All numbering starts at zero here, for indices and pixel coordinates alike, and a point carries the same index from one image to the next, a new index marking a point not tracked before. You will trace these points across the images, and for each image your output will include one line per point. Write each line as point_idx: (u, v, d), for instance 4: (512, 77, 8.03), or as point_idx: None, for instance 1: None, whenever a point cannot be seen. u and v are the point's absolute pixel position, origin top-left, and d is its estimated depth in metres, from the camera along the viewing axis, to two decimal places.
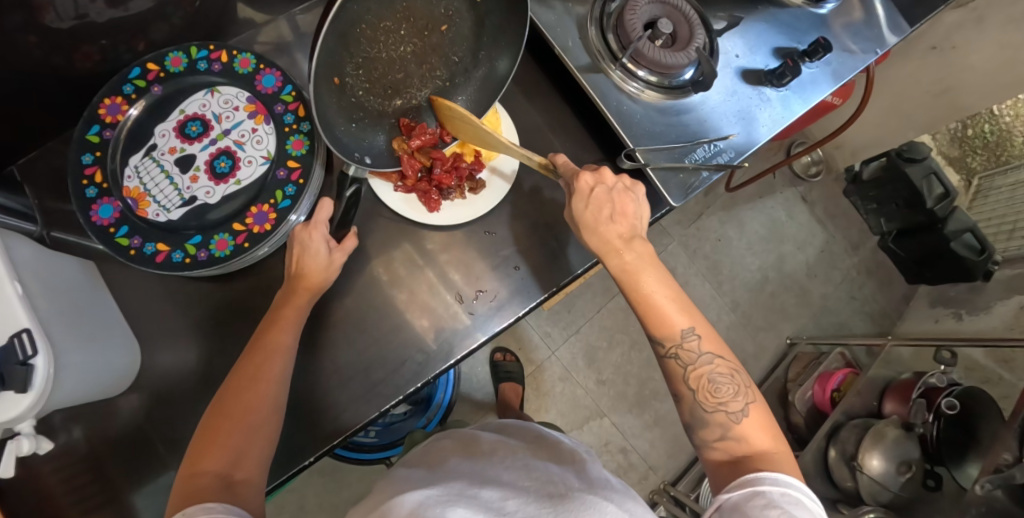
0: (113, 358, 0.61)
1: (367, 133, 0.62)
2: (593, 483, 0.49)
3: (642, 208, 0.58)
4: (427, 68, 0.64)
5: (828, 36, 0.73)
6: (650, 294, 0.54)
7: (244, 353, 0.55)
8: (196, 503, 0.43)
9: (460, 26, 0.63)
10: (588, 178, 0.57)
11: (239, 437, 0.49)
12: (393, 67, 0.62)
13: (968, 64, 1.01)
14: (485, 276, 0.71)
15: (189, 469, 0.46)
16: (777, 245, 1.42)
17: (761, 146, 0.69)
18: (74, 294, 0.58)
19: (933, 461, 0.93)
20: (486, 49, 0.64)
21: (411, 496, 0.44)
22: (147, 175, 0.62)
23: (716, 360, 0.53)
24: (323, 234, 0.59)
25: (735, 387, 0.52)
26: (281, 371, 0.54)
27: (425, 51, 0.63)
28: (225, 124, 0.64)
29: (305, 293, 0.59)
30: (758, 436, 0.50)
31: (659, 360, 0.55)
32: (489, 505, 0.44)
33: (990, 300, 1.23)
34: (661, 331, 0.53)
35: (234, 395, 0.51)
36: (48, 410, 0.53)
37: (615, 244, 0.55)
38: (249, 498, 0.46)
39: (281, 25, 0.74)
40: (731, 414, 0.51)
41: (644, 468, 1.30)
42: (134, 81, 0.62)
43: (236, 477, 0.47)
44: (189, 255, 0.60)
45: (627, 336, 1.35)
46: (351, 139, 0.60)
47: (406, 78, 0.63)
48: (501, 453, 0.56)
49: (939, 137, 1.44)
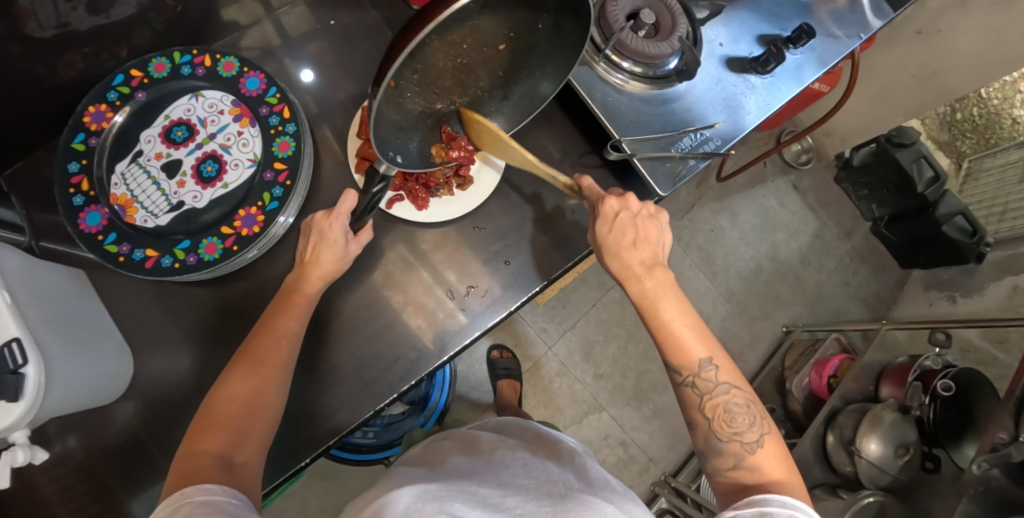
0: (106, 367, 0.61)
1: (407, 131, 0.56)
2: (593, 485, 0.49)
3: (664, 236, 0.58)
4: (472, 79, 0.56)
5: (812, 22, 0.73)
6: (669, 322, 0.55)
7: (254, 332, 0.57)
8: (194, 483, 0.45)
9: (516, 47, 0.55)
10: (614, 202, 0.57)
11: (240, 421, 0.51)
12: (444, 76, 0.53)
13: (955, 47, 1.02)
14: (477, 272, 0.71)
15: (189, 449, 0.49)
16: (770, 234, 1.42)
17: (748, 134, 0.70)
18: (64, 303, 0.58)
19: (931, 443, 0.94)
20: (531, 70, 0.57)
21: (408, 491, 0.44)
22: (133, 182, 0.62)
23: (732, 390, 0.54)
24: (344, 224, 0.60)
25: (750, 418, 0.53)
26: (286, 358, 0.56)
27: (477, 64, 0.54)
28: (210, 129, 0.64)
29: (318, 282, 0.60)
30: (772, 466, 0.51)
31: (675, 387, 0.56)
32: (487, 501, 0.44)
33: (983, 282, 1.24)
34: (678, 360, 0.55)
35: (240, 381, 0.53)
36: (41, 420, 0.53)
37: (636, 270, 0.56)
38: (249, 481, 0.49)
39: (265, 27, 0.74)
40: (746, 444, 0.52)
41: (644, 460, 1.30)
42: (118, 88, 0.62)
43: (237, 459, 0.49)
44: (178, 260, 0.60)
45: (624, 329, 1.35)
46: (388, 138, 0.54)
47: (451, 87, 0.55)
48: (500, 451, 0.56)
49: (928, 121, 1.45)
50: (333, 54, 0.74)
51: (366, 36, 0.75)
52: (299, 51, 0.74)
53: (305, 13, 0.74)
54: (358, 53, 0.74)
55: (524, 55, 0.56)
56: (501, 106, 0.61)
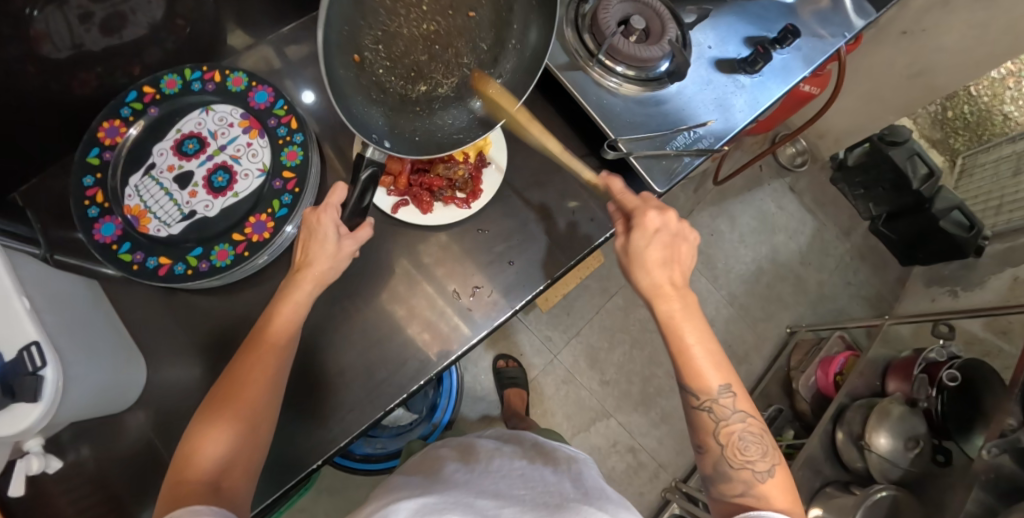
0: (119, 374, 0.62)
1: (396, 119, 0.61)
2: (588, 493, 0.50)
3: (691, 259, 0.60)
4: (453, 53, 0.63)
5: (797, 23, 0.76)
6: (693, 346, 0.56)
7: (247, 343, 0.55)
8: (182, 508, 0.43)
9: (486, 12, 0.63)
10: (654, 217, 0.58)
11: (229, 444, 0.50)
12: (415, 47, 0.62)
13: (941, 45, 1.05)
14: (480, 273, 0.73)
15: (176, 477, 0.47)
16: (769, 236, 1.43)
17: (740, 131, 0.72)
18: (79, 308, 0.60)
19: (941, 436, 0.92)
20: (515, 34, 0.63)
21: (405, 505, 0.45)
22: (147, 193, 0.64)
23: (747, 419, 0.55)
24: (333, 218, 0.57)
25: (762, 448, 0.54)
26: (274, 373, 0.54)
27: (450, 33, 0.63)
28: (221, 140, 0.66)
29: (311, 285, 0.57)
30: (780, 497, 0.52)
31: (691, 411, 0.56)
32: (485, 512, 0.45)
33: (984, 274, 1.23)
34: (700, 384, 0.55)
35: (240, 404, 0.51)
36: (55, 428, 0.54)
37: (665, 289, 0.57)
38: (237, 506, 0.48)
39: (269, 45, 0.77)
40: (756, 473, 0.53)
41: (654, 466, 1.29)
42: (131, 105, 0.65)
43: (224, 485, 0.48)
44: (191, 266, 0.62)
45: (629, 334, 1.35)
46: (372, 122, 0.59)
47: (430, 62, 0.63)
48: (497, 461, 0.56)
49: (920, 120, 1.49)
50: None
51: None
52: (303, 67, 0.77)
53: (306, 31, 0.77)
54: None
55: (505, 19, 0.63)
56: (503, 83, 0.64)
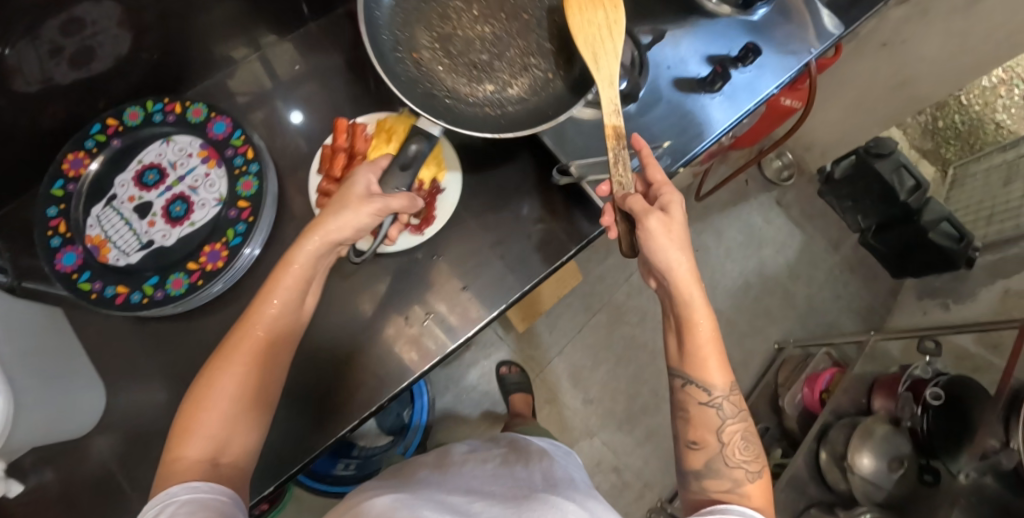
0: (73, 402, 0.62)
1: (459, 113, 0.61)
2: (555, 485, 0.50)
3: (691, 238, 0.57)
4: (518, 52, 0.63)
5: (759, 41, 0.73)
6: (711, 334, 0.53)
7: (246, 320, 0.54)
8: (177, 482, 0.45)
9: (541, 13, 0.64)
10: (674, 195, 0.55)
11: (225, 423, 0.49)
12: (474, 48, 0.63)
13: (918, 55, 1.02)
14: (437, 296, 0.73)
15: (175, 451, 0.48)
16: (756, 250, 1.42)
17: (700, 150, 0.73)
18: (34, 337, 0.61)
19: (928, 456, 0.89)
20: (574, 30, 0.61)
21: (383, 496, 0.45)
22: (107, 223, 0.65)
23: (746, 419, 0.54)
24: (367, 178, 0.58)
25: (755, 450, 0.54)
26: (277, 354, 0.54)
27: (510, 33, 0.63)
28: (180, 171, 0.68)
29: (316, 244, 0.56)
30: (760, 497, 0.52)
31: (694, 402, 0.54)
32: (457, 505, 0.45)
33: (975, 287, 1.20)
34: (712, 375, 0.53)
35: (230, 386, 0.51)
36: (7, 455, 0.55)
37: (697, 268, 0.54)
38: (233, 481, 0.49)
39: (236, 74, 0.79)
40: (749, 474, 0.52)
41: (639, 486, 1.27)
42: (95, 137, 0.67)
43: (223, 460, 0.49)
44: (147, 295, 0.63)
45: (613, 352, 1.33)
46: (430, 112, 0.60)
47: (493, 61, 0.63)
48: (467, 465, 0.56)
49: (911, 131, 1.46)
50: (294, 99, 0.78)
51: (329, 78, 0.78)
52: (266, 94, 0.78)
53: (272, 59, 0.79)
54: (324, 91, 0.78)
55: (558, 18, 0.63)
56: (575, 71, 0.62)
